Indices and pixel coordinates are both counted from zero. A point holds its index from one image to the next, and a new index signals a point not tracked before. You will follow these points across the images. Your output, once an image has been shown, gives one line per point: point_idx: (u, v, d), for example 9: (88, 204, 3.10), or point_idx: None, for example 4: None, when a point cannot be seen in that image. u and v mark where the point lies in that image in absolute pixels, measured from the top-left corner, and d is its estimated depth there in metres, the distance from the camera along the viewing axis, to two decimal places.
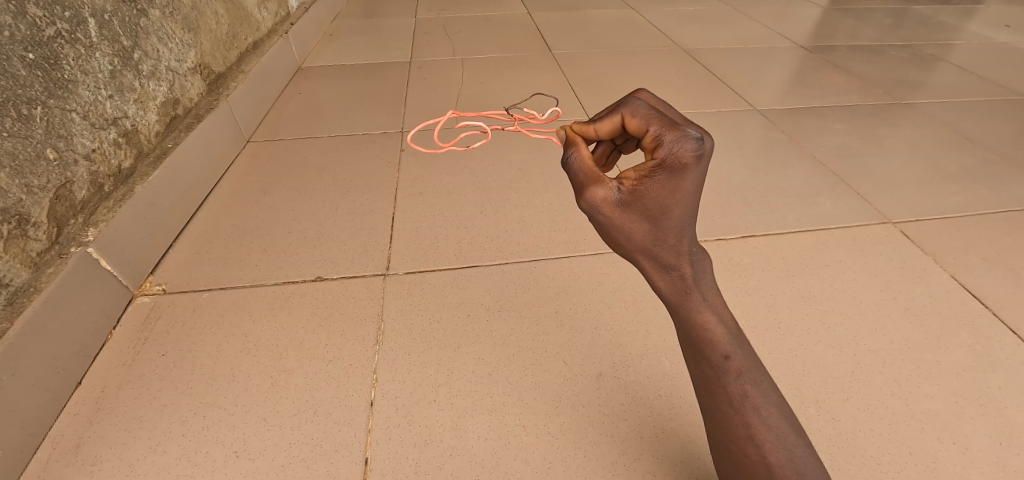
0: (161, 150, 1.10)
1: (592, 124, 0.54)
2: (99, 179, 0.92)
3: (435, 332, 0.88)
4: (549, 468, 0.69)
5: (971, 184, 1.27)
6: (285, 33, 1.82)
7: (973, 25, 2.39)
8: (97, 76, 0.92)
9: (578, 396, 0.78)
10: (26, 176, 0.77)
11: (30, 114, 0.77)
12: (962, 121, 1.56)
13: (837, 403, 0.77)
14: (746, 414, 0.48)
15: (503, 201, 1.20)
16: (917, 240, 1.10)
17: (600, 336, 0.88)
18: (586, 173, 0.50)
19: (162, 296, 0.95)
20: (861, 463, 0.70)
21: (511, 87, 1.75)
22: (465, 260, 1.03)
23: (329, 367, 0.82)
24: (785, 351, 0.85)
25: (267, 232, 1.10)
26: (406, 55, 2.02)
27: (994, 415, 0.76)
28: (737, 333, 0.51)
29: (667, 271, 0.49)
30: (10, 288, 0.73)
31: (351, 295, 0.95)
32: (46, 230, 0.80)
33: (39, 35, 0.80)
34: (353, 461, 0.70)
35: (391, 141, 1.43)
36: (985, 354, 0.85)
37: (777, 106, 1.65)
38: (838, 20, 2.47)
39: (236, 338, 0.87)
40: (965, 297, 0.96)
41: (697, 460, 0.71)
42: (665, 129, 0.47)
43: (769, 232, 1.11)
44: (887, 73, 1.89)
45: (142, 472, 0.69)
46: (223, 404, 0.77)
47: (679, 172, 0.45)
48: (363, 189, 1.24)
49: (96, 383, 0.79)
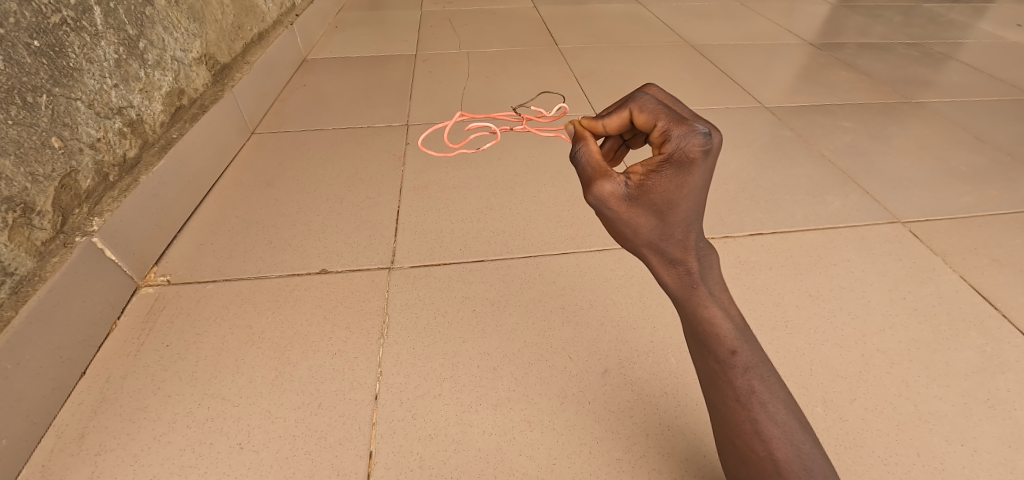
0: (166, 141, 1.09)
1: (601, 119, 0.53)
2: (103, 168, 0.92)
3: (439, 326, 0.87)
4: (554, 464, 0.69)
5: (982, 184, 1.26)
6: (290, 24, 1.81)
7: (984, 24, 2.36)
8: (103, 64, 0.92)
9: (583, 392, 0.78)
10: (31, 164, 0.76)
11: (35, 102, 0.77)
12: (972, 121, 1.55)
13: (844, 403, 0.77)
14: (753, 409, 0.48)
15: (508, 196, 1.19)
16: (926, 239, 1.09)
17: (605, 333, 0.87)
18: (594, 168, 0.49)
19: (167, 287, 0.94)
20: (869, 464, 0.69)
21: (517, 80, 1.74)
22: (470, 254, 1.02)
23: (333, 360, 0.82)
24: (793, 350, 0.84)
25: (272, 224, 1.10)
26: (411, 47, 2.00)
27: (1004, 416, 0.76)
28: (743, 329, 0.50)
29: (673, 266, 0.48)
30: (14, 277, 0.72)
31: (356, 288, 0.94)
32: (51, 219, 0.80)
33: (44, 22, 0.79)
34: (357, 454, 0.70)
35: (396, 135, 1.42)
36: (994, 356, 0.84)
37: (785, 102, 1.63)
38: (848, 17, 2.44)
39: (240, 329, 0.86)
40: (975, 297, 0.95)
41: (702, 457, 0.71)
42: (673, 124, 0.46)
43: (777, 230, 1.11)
44: (897, 71, 1.87)
45: (146, 464, 0.68)
46: (228, 396, 0.76)
47: (686, 166, 0.44)
48: (367, 182, 1.23)
49: (100, 373, 0.79)
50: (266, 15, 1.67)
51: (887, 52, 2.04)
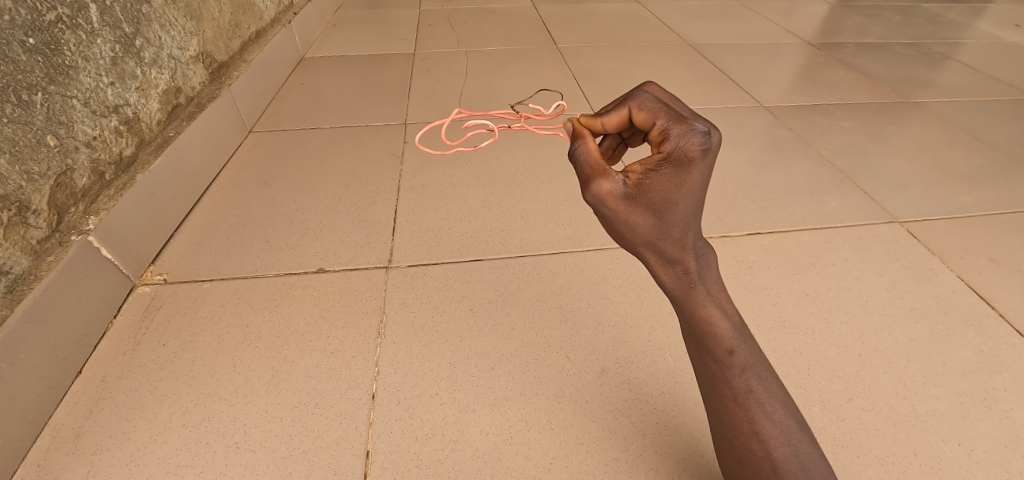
0: (163, 139, 1.09)
1: (600, 117, 0.53)
2: (100, 166, 0.92)
3: (437, 326, 0.87)
4: (551, 464, 0.69)
5: (979, 184, 1.26)
6: (288, 22, 1.80)
7: (984, 24, 2.37)
8: (99, 62, 0.91)
9: (580, 392, 0.77)
10: (26, 163, 0.76)
11: (30, 100, 0.76)
12: (970, 121, 1.55)
13: (841, 403, 0.77)
14: (751, 409, 0.48)
15: (506, 195, 1.19)
16: (924, 239, 1.09)
17: (602, 332, 0.87)
18: (592, 166, 0.49)
19: (163, 286, 0.94)
20: (866, 464, 0.69)
21: (515, 80, 1.73)
22: (467, 253, 1.02)
23: (330, 359, 0.81)
24: (791, 350, 0.84)
25: (269, 223, 1.09)
26: (410, 46, 2.00)
27: (1000, 416, 0.76)
28: (742, 328, 0.50)
29: (672, 266, 0.48)
30: (10, 276, 0.72)
31: (353, 287, 0.94)
32: (47, 218, 0.79)
33: (40, 20, 0.78)
34: (354, 454, 0.69)
35: (394, 134, 1.42)
36: (991, 356, 0.85)
37: (784, 102, 1.63)
38: (847, 17, 2.44)
39: (237, 329, 0.86)
40: (972, 297, 0.95)
41: (699, 457, 0.71)
42: (672, 122, 0.45)
43: (775, 230, 1.10)
44: (895, 71, 1.87)
45: (141, 463, 0.68)
46: (224, 396, 0.76)
47: (685, 166, 0.43)
48: (365, 181, 1.23)
49: (96, 372, 0.79)
50: (264, 13, 1.67)
51: (886, 51, 2.04)
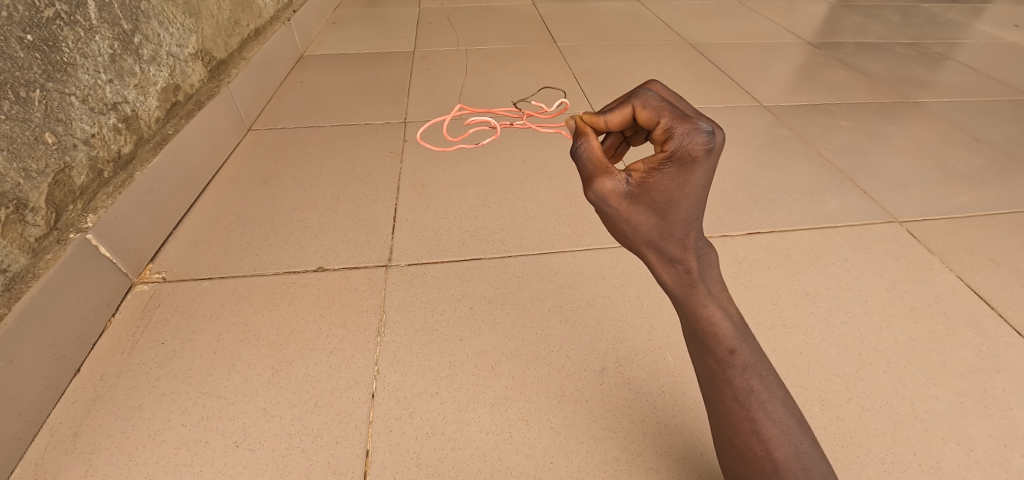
0: (161, 137, 1.08)
1: (602, 115, 0.53)
2: (98, 164, 0.91)
3: (436, 325, 0.87)
4: (551, 463, 0.69)
5: (978, 184, 1.26)
6: (287, 20, 1.79)
7: (983, 24, 2.37)
8: (97, 59, 0.91)
9: (581, 391, 0.77)
10: (24, 160, 0.76)
11: (28, 96, 0.76)
12: (969, 121, 1.55)
13: (841, 402, 0.77)
14: (752, 408, 0.48)
15: (506, 194, 1.19)
16: (923, 239, 1.09)
17: (602, 331, 0.87)
18: (595, 164, 0.49)
19: (162, 284, 0.94)
20: (865, 463, 0.69)
21: (515, 78, 1.73)
22: (467, 252, 1.02)
23: (329, 358, 0.81)
24: (790, 349, 0.84)
25: (268, 221, 1.09)
26: (409, 45, 1.99)
27: (999, 415, 0.76)
28: (742, 328, 0.50)
29: (673, 265, 0.48)
30: (8, 274, 0.72)
31: (353, 286, 0.94)
32: (45, 215, 0.79)
33: (38, 16, 0.78)
34: (353, 453, 0.69)
35: (393, 133, 1.41)
36: (991, 355, 0.85)
37: (783, 102, 1.63)
38: (847, 16, 2.43)
39: (236, 327, 0.86)
40: (972, 297, 0.95)
41: (699, 456, 0.71)
42: (676, 121, 0.45)
43: (775, 230, 1.10)
44: (894, 71, 1.87)
45: (140, 462, 0.68)
46: (223, 394, 0.76)
47: (688, 165, 0.43)
48: (365, 179, 1.23)
49: (95, 370, 0.79)
50: (263, 11, 1.66)
51: (885, 51, 2.04)
